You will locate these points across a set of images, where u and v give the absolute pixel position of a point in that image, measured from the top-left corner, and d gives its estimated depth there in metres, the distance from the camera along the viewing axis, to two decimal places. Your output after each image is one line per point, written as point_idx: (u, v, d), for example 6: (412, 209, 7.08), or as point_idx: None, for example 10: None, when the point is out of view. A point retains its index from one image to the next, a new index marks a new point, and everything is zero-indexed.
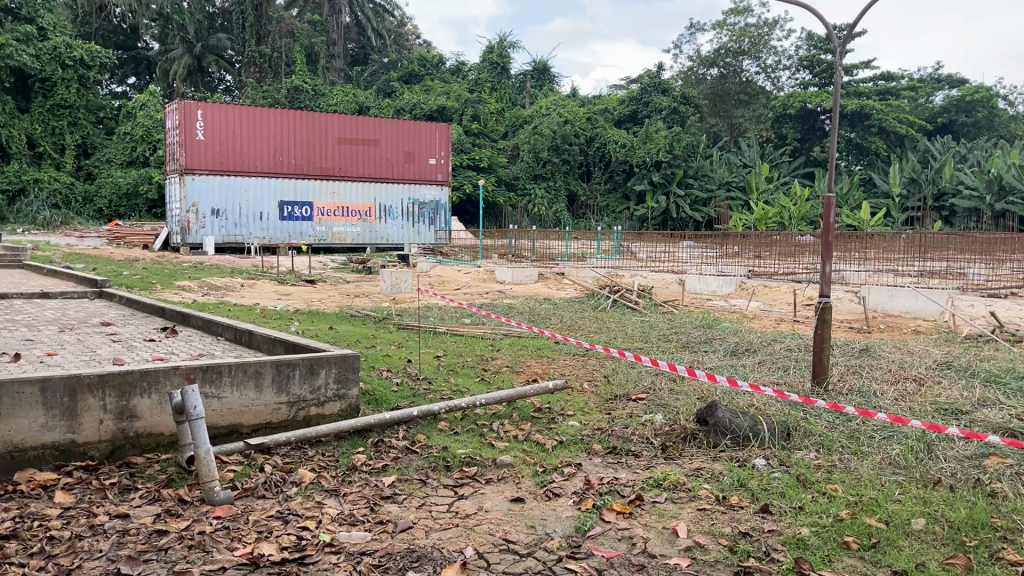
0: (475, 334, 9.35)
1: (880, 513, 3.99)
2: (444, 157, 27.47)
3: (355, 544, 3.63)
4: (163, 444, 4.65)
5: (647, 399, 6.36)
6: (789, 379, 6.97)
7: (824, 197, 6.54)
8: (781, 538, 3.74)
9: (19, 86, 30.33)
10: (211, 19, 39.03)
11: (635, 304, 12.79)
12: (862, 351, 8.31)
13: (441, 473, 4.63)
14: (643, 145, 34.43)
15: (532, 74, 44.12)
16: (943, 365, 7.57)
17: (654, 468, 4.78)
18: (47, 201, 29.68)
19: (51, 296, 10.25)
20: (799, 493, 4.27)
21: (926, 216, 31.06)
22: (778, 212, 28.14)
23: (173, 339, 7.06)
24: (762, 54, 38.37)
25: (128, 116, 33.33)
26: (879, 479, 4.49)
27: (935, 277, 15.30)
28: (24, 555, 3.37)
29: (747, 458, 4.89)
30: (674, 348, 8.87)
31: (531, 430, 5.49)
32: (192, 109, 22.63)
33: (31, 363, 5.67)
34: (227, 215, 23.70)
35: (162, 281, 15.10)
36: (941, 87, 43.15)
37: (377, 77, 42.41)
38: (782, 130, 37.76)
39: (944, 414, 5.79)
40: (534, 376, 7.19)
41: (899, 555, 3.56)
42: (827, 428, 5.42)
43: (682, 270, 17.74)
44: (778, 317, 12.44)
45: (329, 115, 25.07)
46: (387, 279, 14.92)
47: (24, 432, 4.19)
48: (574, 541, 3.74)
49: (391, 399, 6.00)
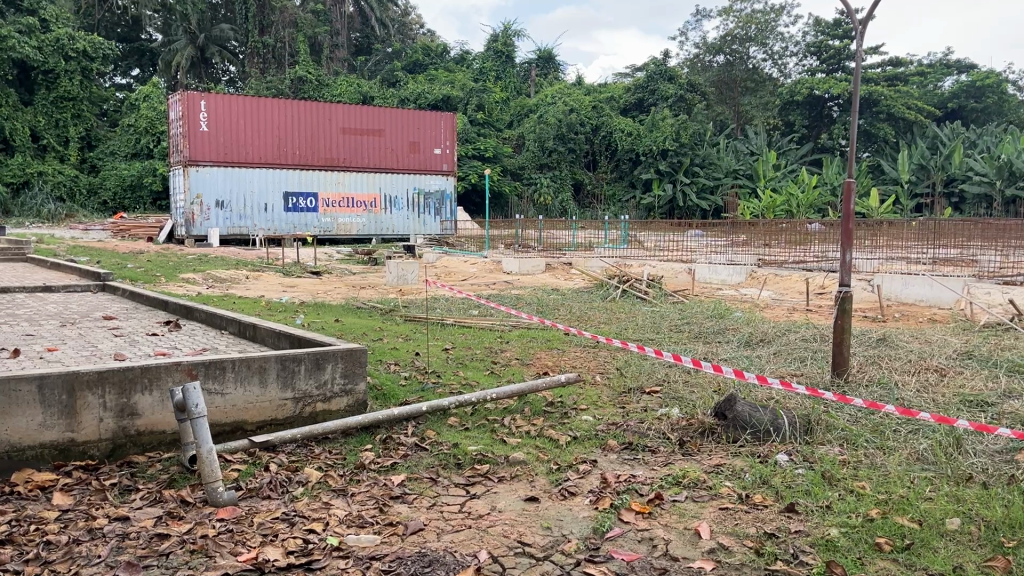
0: (483, 326, 9.18)
1: (912, 511, 3.82)
2: (449, 147, 27.27)
3: (364, 548, 3.47)
4: (165, 443, 4.50)
5: (661, 392, 6.20)
6: (808, 371, 6.77)
7: (845, 184, 6.32)
8: (810, 540, 3.57)
9: (21, 78, 30.26)
10: (213, 9, 38.54)
11: (644, 294, 12.59)
12: (879, 341, 8.09)
13: (452, 472, 4.47)
14: (650, 133, 34.38)
15: (536, 63, 43.73)
16: (963, 355, 7.36)
17: (673, 465, 4.61)
18: (50, 194, 29.63)
19: (54, 290, 10.13)
20: (825, 491, 4.10)
21: (936, 203, 30.74)
22: (787, 199, 27.88)
23: (176, 333, 6.91)
24: (769, 41, 38.16)
25: (133, 107, 33.17)
26: (908, 476, 4.32)
27: (947, 264, 15.03)
28: (19, 562, 3.22)
29: (769, 454, 4.71)
30: (686, 339, 8.68)
31: (542, 425, 5.32)
32: (194, 100, 22.44)
33: (30, 358, 5.52)
34: (232, 207, 23.54)
35: (166, 273, 14.99)
36: (950, 73, 42.46)
37: (381, 66, 42.12)
38: (789, 117, 37.18)
39: (970, 406, 5.61)
40: (545, 369, 7.03)
41: (934, 556, 3.39)
42: (849, 421, 5.25)
43: (690, 259, 17.52)
44: (790, 306, 12.22)
45: (332, 105, 24.87)
46: (393, 270, 14.65)
47: (21, 431, 4.04)
48: (592, 543, 3.58)
49: (398, 394, 5.83)
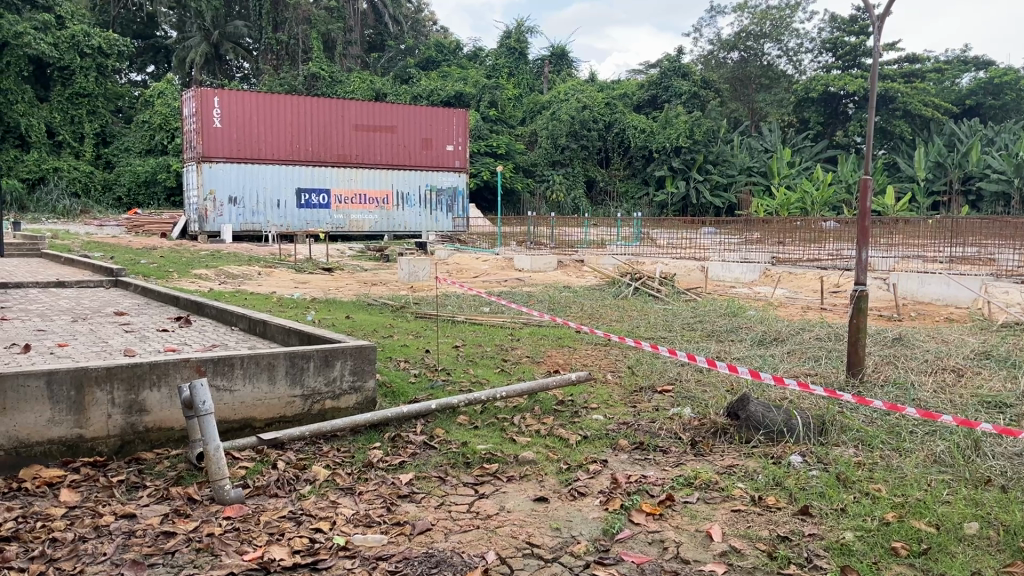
0: (495, 323, 9.14)
1: (929, 516, 3.73)
2: (461, 143, 27.24)
3: (371, 548, 3.43)
4: (174, 440, 4.49)
5: (673, 391, 6.14)
6: (822, 370, 6.67)
7: (862, 181, 6.19)
8: (824, 544, 3.50)
9: (38, 75, 30.57)
10: (228, 6, 38.74)
11: (658, 291, 12.54)
12: (895, 340, 7.97)
13: (460, 471, 4.43)
14: (664, 130, 34.11)
15: (550, 59, 43.58)
16: (982, 355, 7.23)
17: (684, 466, 4.55)
18: (66, 190, 29.86)
19: (67, 285, 10.21)
20: (840, 494, 4.02)
21: (954, 200, 30.28)
22: (801, 197, 27.57)
23: (186, 329, 6.92)
24: (785, 37, 37.79)
25: (147, 103, 33.40)
26: (925, 478, 4.23)
27: (966, 263, 14.70)
28: (24, 559, 3.20)
29: (783, 454, 4.65)
30: (699, 338, 8.60)
31: (553, 424, 5.27)
32: (208, 96, 22.55)
33: (40, 354, 5.53)
34: (245, 203, 23.64)
35: (179, 269, 15.04)
36: (967, 69, 41.79)
37: (394, 63, 42.28)
38: (804, 115, 36.76)
39: (988, 407, 5.51)
40: (555, 368, 6.96)
41: (952, 562, 3.30)
42: (865, 422, 5.16)
43: (704, 257, 17.39)
44: (806, 305, 12.04)
45: (345, 102, 24.91)
46: (405, 267, 14.62)
47: (28, 427, 4.04)
48: (601, 545, 3.52)
49: (408, 392, 5.79)
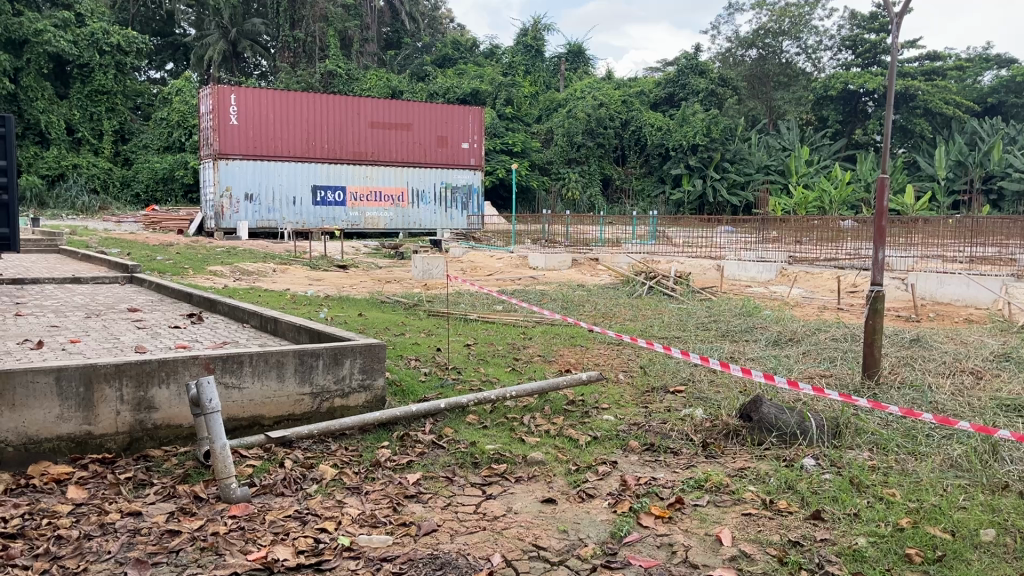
0: (508, 321, 9.11)
1: (945, 522, 3.64)
2: (477, 140, 27.23)
3: (376, 549, 3.41)
4: (182, 437, 4.50)
5: (686, 391, 6.07)
6: (838, 371, 6.57)
7: (878, 179, 6.06)
8: (836, 549, 3.43)
9: (58, 73, 30.96)
10: (246, 4, 39.04)
11: (672, 291, 12.42)
12: (912, 341, 7.83)
13: (468, 471, 4.41)
14: (680, 128, 33.87)
15: (566, 56, 43.40)
16: (1001, 357, 7.10)
17: (694, 468, 4.49)
18: (85, 187, 30.18)
19: (83, 281, 10.29)
20: (853, 498, 3.94)
21: (975, 199, 29.80)
22: (819, 196, 27.30)
23: (198, 326, 6.95)
24: (803, 35, 37.35)
25: (165, 101, 33.72)
26: (941, 482, 4.15)
27: (986, 263, 14.35)
28: (28, 557, 3.21)
29: (796, 457, 4.57)
30: (714, 337, 8.50)
31: (563, 424, 5.23)
32: (225, 93, 22.74)
33: (52, 350, 5.57)
34: (261, 200, 23.78)
35: (194, 266, 15.15)
36: (989, 67, 41.10)
37: (411, 60, 42.32)
38: (823, 113, 36.37)
39: (1006, 410, 5.39)
40: (567, 367, 6.90)
41: (967, 570, 3.22)
42: (880, 425, 5.07)
43: (720, 255, 17.18)
44: (822, 305, 11.88)
45: (361, 99, 24.97)
46: (418, 265, 14.60)
47: (38, 423, 4.07)
48: (609, 548, 3.48)
49: (418, 391, 5.77)
